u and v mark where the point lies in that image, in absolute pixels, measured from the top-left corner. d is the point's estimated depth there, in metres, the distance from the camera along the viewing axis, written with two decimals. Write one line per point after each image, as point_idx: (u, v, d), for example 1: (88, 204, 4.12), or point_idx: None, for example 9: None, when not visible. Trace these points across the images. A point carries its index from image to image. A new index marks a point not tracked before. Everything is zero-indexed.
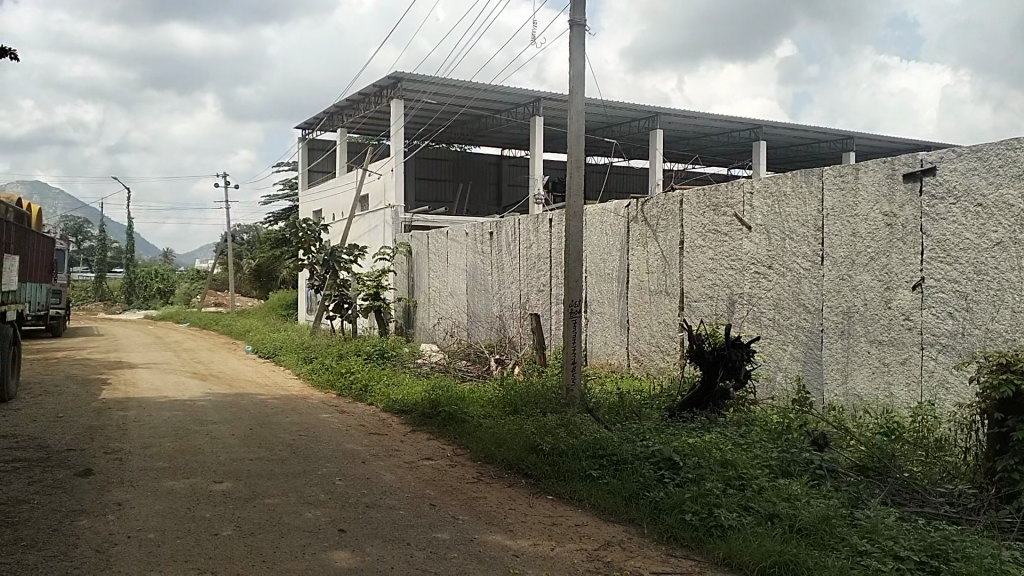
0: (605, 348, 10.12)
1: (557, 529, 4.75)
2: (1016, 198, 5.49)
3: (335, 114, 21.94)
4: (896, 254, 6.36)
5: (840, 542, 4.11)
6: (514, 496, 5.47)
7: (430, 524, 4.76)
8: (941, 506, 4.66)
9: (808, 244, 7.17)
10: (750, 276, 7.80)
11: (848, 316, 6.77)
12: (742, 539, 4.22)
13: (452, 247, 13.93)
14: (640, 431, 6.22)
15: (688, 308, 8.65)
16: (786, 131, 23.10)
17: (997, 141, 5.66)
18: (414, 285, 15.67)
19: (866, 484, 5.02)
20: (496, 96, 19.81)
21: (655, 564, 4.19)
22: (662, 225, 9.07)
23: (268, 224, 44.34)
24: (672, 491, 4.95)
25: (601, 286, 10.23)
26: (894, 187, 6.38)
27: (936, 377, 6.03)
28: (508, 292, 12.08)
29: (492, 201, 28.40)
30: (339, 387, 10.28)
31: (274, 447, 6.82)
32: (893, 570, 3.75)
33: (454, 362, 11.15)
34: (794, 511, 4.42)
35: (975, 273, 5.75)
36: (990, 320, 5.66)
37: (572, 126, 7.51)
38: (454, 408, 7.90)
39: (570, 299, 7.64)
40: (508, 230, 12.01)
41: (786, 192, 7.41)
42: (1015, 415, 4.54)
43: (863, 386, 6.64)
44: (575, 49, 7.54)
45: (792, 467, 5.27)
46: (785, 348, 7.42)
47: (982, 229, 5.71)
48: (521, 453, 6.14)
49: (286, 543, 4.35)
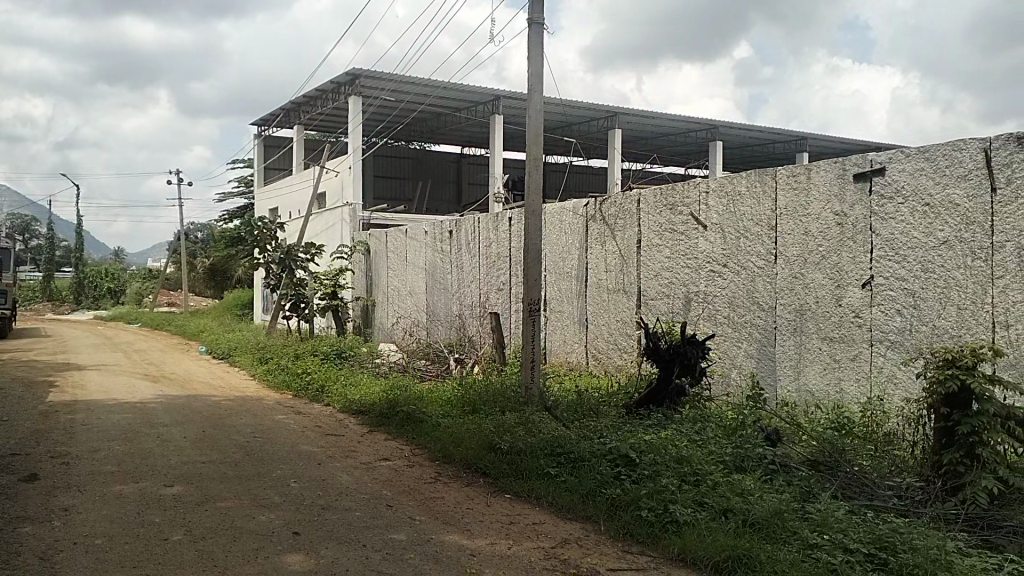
0: (564, 346, 10.15)
1: (514, 528, 4.74)
2: (962, 198, 5.64)
3: (292, 110, 21.64)
4: (847, 253, 6.49)
5: (792, 535, 4.18)
6: (471, 495, 5.45)
7: (387, 526, 4.72)
8: (889, 499, 4.76)
9: (762, 243, 7.28)
10: (705, 274, 7.91)
11: (800, 313, 6.89)
12: (695, 534, 4.27)
13: (411, 245, 13.84)
14: (598, 428, 6.25)
15: (645, 306, 8.72)
16: (741, 132, 23.47)
17: (943, 142, 5.81)
18: (372, 284, 15.54)
19: (817, 478, 5.11)
20: (456, 94, 19.74)
21: (611, 560, 4.21)
22: (620, 224, 9.13)
23: (223, 223, 43.62)
24: (628, 488, 4.97)
25: (560, 284, 10.26)
26: (845, 187, 6.51)
27: (885, 372, 6.17)
28: (467, 291, 12.05)
29: (451, 200, 28.41)
30: (296, 387, 10.13)
31: (227, 449, 6.68)
32: (843, 562, 3.82)
33: (413, 362, 11.09)
34: (746, 506, 4.47)
35: (921, 271, 5.90)
36: (936, 317, 5.81)
37: (530, 125, 7.51)
38: (412, 408, 7.84)
39: (529, 298, 7.65)
40: (467, 229, 11.98)
41: (741, 191, 7.50)
42: (960, 410, 4.67)
43: (814, 382, 6.77)
44: (533, 49, 7.54)
45: (746, 462, 5.35)
46: (740, 345, 7.53)
47: (929, 229, 5.85)
48: (479, 452, 6.11)
49: (238, 547, 4.27)
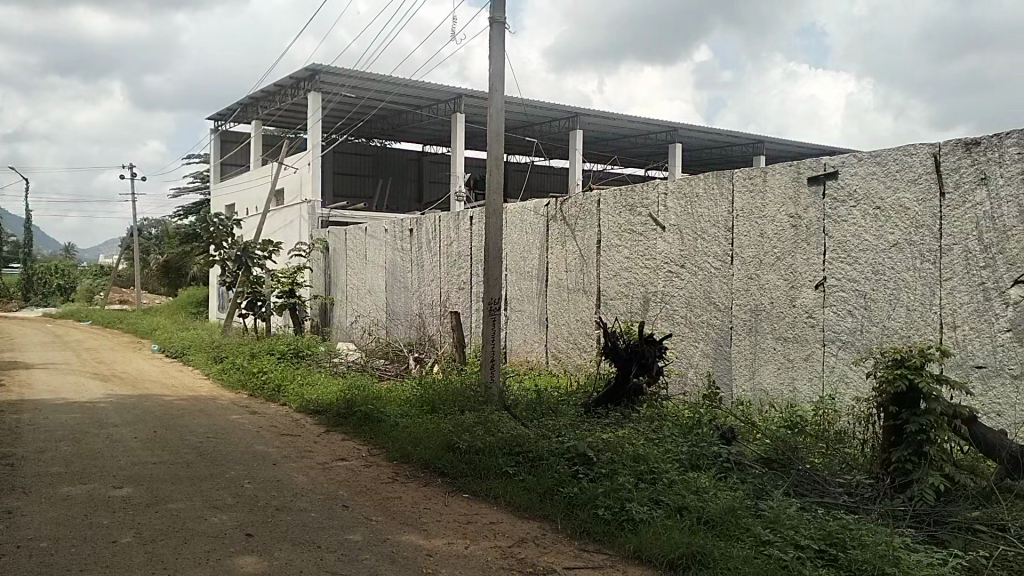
0: (525, 346, 10.16)
1: (471, 527, 4.73)
2: (911, 202, 5.78)
3: (250, 105, 21.29)
4: (800, 254, 6.61)
5: (745, 532, 4.23)
6: (429, 494, 5.42)
7: (342, 526, 4.67)
8: (840, 496, 4.86)
9: (719, 244, 7.37)
10: (663, 275, 7.99)
11: (756, 313, 6.99)
12: (651, 532, 4.30)
13: (371, 243, 13.72)
14: (556, 427, 6.26)
15: (604, 306, 8.78)
16: (700, 134, 23.75)
17: (894, 147, 5.95)
18: (331, 283, 15.37)
19: (770, 475, 5.19)
20: (417, 92, 19.63)
21: (567, 559, 4.22)
22: (580, 223, 9.16)
23: (178, 219, 42.77)
24: (585, 487, 5.00)
25: (521, 284, 10.26)
26: (799, 190, 6.63)
27: (836, 372, 6.30)
28: (428, 290, 11.99)
29: (412, 198, 28.26)
30: (251, 387, 9.97)
31: (179, 450, 6.54)
32: (794, 558, 3.89)
33: (372, 361, 11.00)
34: (701, 503, 4.52)
35: (872, 273, 6.04)
36: (886, 318, 5.95)
37: (490, 124, 7.50)
38: (370, 408, 7.77)
39: (489, 297, 7.64)
40: (428, 227, 11.92)
41: (699, 193, 7.59)
42: (908, 408, 4.78)
43: (768, 381, 6.88)
44: (494, 47, 7.53)
45: (701, 461, 5.42)
46: (696, 345, 7.62)
47: (880, 231, 5.99)
48: (437, 452, 6.08)
49: (189, 549, 4.19)
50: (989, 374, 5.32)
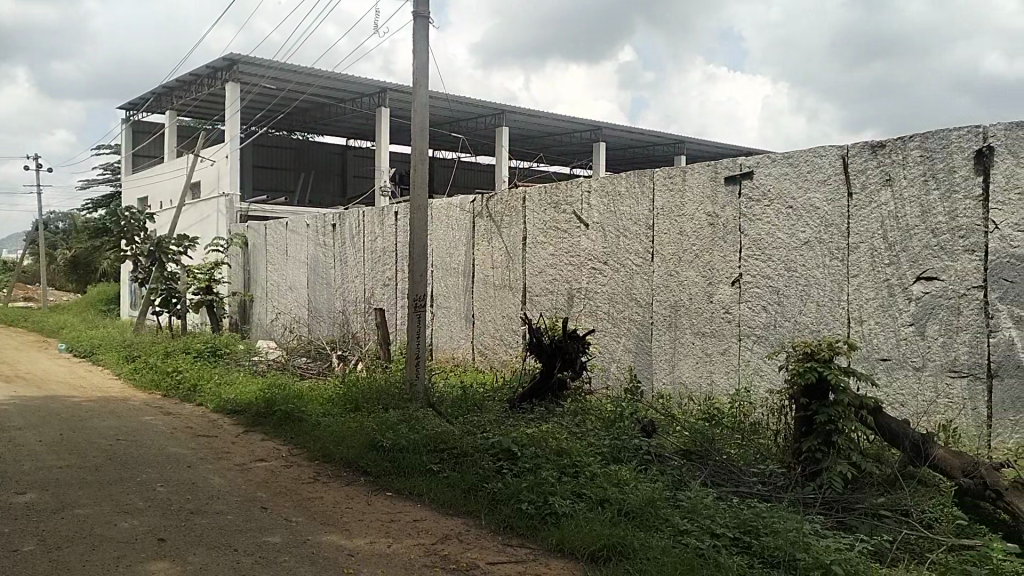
0: (450, 342, 10.12)
1: (395, 526, 4.69)
2: (821, 202, 6.02)
3: (165, 95, 20.51)
4: (718, 252, 6.79)
5: (664, 522, 4.33)
6: (351, 494, 5.34)
7: (261, 529, 4.55)
8: (754, 485, 5.02)
9: (640, 241, 7.51)
10: (587, 271, 8.09)
11: (675, 309, 7.15)
12: (573, 525, 4.35)
13: (292, 239, 13.42)
14: (480, 423, 6.27)
15: (530, 302, 8.84)
16: (624, 134, 24.13)
17: (805, 149, 6.18)
18: (250, 279, 14.97)
19: (688, 466, 5.33)
20: (340, 85, 19.29)
21: (491, 554, 4.23)
22: (506, 220, 9.19)
23: (87, 212, 40.85)
24: (509, 482, 5.01)
25: (447, 280, 10.22)
26: (717, 189, 6.81)
27: (751, 365, 6.51)
28: (351, 287, 11.81)
29: (335, 193, 27.79)
30: (165, 387, 9.62)
31: (87, 453, 6.26)
32: (710, 546, 4.00)
33: (292, 360, 10.76)
34: (622, 496, 4.60)
35: (785, 269, 6.26)
36: (798, 312, 6.18)
37: (414, 119, 7.43)
38: (291, 407, 7.60)
39: (414, 294, 7.57)
40: (351, 223, 11.74)
41: (621, 191, 7.71)
42: (817, 399, 4.98)
43: (687, 375, 7.05)
44: (418, 42, 7.46)
45: (622, 453, 5.52)
46: (618, 340, 7.75)
47: (792, 230, 6.21)
48: (360, 450, 6.00)
49: (97, 556, 4.01)
50: (893, 366, 5.60)
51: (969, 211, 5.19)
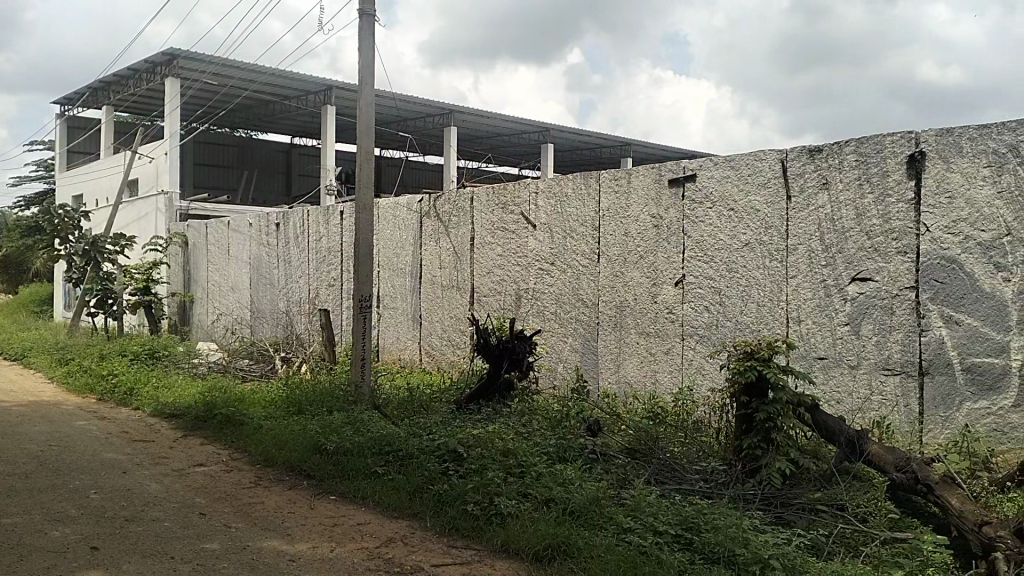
0: (397, 343, 10.04)
1: (338, 530, 4.62)
2: (761, 205, 6.15)
3: (101, 89, 19.88)
4: (661, 253, 6.89)
5: (608, 521, 4.37)
6: (293, 498, 5.25)
7: (199, 535, 4.44)
8: (696, 483, 5.10)
9: (586, 242, 7.57)
10: (534, 272, 8.11)
11: (620, 309, 7.23)
12: (518, 525, 4.35)
13: (235, 238, 13.14)
14: (426, 425, 6.22)
15: (477, 303, 8.83)
16: (571, 136, 24.28)
17: (746, 152, 6.30)
18: (191, 279, 14.62)
19: (632, 465, 5.39)
20: (285, 82, 18.96)
21: (435, 556, 4.21)
22: (454, 220, 9.16)
23: (19, 209, 39.38)
24: (454, 483, 4.98)
25: (393, 281, 10.13)
26: (661, 191, 6.90)
27: (693, 364, 6.62)
28: (295, 287, 11.62)
29: (280, 192, 27.34)
30: (100, 391, 9.32)
31: (14, 460, 6.01)
32: (653, 543, 4.05)
33: (234, 362, 10.54)
34: (567, 495, 4.63)
35: (727, 271, 6.38)
36: (739, 313, 6.30)
37: (360, 118, 7.34)
38: (232, 409, 7.43)
39: (359, 295, 7.49)
40: (296, 222, 11.55)
41: (568, 192, 7.76)
42: (757, 398, 5.08)
43: (632, 374, 7.13)
44: (364, 40, 7.38)
45: (568, 453, 5.55)
46: (565, 340, 7.79)
47: (734, 232, 6.33)
48: (303, 454, 5.90)
49: (25, 566, 3.86)
50: (829, 365, 5.76)
51: (902, 214, 5.37)
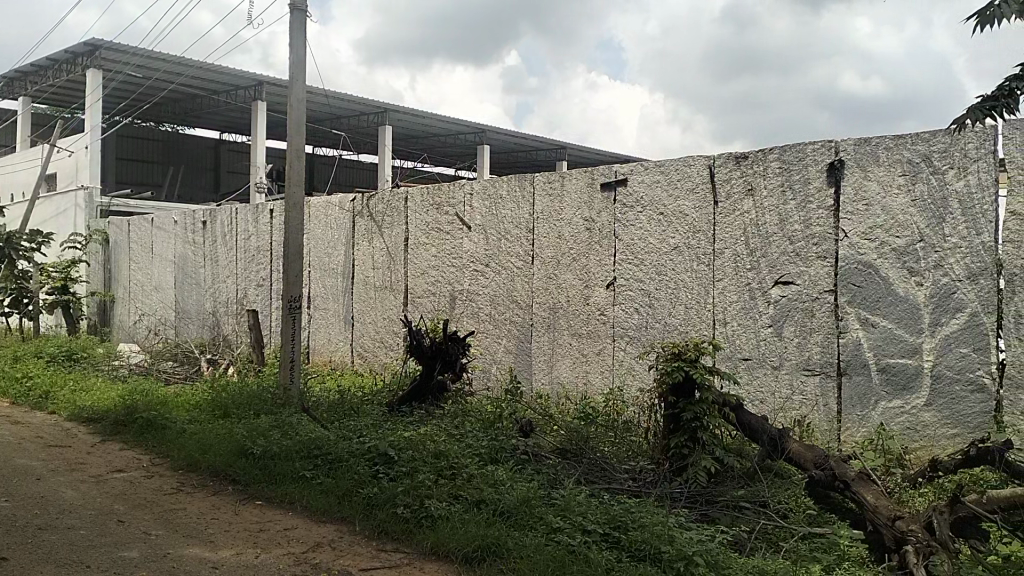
0: (328, 344, 9.89)
1: (263, 535, 4.53)
2: (690, 209, 6.29)
3: (17, 79, 19.00)
4: (594, 256, 6.98)
5: (538, 521, 4.40)
6: (217, 504, 5.12)
7: (117, 543, 4.30)
8: (625, 481, 5.19)
9: (520, 244, 7.61)
10: (469, 273, 8.12)
11: (553, 310, 7.29)
12: (448, 527, 4.34)
13: (159, 236, 12.74)
14: (357, 428, 6.14)
15: (411, 304, 8.78)
16: (508, 137, 24.33)
17: (676, 158, 6.43)
18: (112, 278, 14.12)
19: (563, 465, 5.44)
20: (214, 76, 18.48)
21: (364, 560, 4.16)
22: (387, 220, 9.08)
23: None
24: (385, 486, 4.93)
25: (324, 281, 9.97)
26: (593, 195, 6.99)
27: (624, 365, 6.73)
28: (222, 287, 11.34)
29: (208, 188, 26.64)
30: (12, 395, 8.89)
31: None
32: (581, 542, 4.10)
33: (157, 364, 10.20)
34: (498, 496, 4.64)
35: (657, 274, 6.50)
36: (668, 315, 6.43)
37: (290, 115, 7.21)
38: (154, 413, 7.19)
39: (289, 296, 7.35)
40: (223, 220, 11.27)
41: (502, 194, 7.78)
42: (684, 398, 5.20)
43: (564, 375, 7.20)
44: (295, 36, 7.25)
45: (500, 454, 5.57)
46: (499, 341, 7.82)
47: (663, 235, 6.46)
48: (228, 458, 5.75)
49: None
50: (753, 365, 5.93)
51: (822, 220, 5.57)
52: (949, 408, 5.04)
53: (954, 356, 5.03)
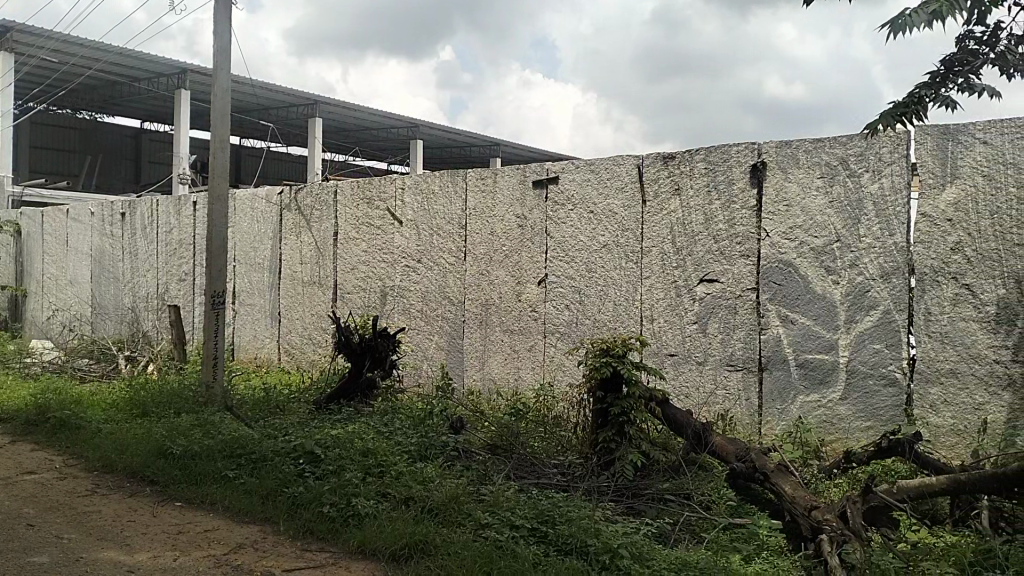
0: (254, 341, 9.66)
1: (182, 537, 4.40)
2: (619, 208, 6.39)
3: None
4: (526, 253, 7.02)
5: (466, 517, 4.40)
6: (134, 506, 4.94)
7: (25, 549, 4.10)
8: (554, 476, 5.24)
9: (452, 240, 7.59)
10: (400, 269, 8.05)
11: (485, 307, 7.29)
12: (375, 525, 4.30)
13: (74, 228, 12.22)
14: (283, 426, 6.02)
15: (339, 300, 8.65)
16: (441, 133, 24.20)
17: (605, 157, 6.51)
18: (23, 272, 13.47)
19: (493, 460, 5.46)
20: (135, 63, 17.80)
21: (288, 561, 4.09)
22: (316, 215, 8.93)
23: None
24: (311, 485, 4.85)
25: (251, 276, 9.73)
26: (525, 192, 7.02)
27: (555, 361, 6.79)
28: (142, 282, 10.94)
29: (128, 179, 25.67)
30: None
31: None
32: (509, 537, 4.13)
33: (72, 361, 9.78)
34: (426, 493, 4.62)
35: (587, 271, 6.57)
36: (597, 312, 6.52)
37: (214, 104, 7.01)
38: (67, 412, 6.89)
39: (212, 291, 7.14)
40: (143, 212, 10.87)
41: (434, 189, 7.75)
42: (612, 392, 5.28)
43: (496, 372, 7.22)
44: (220, 23, 7.05)
45: (429, 451, 5.55)
46: (430, 338, 7.78)
47: (593, 233, 6.54)
48: (146, 459, 5.56)
49: None
50: (679, 361, 6.06)
51: (746, 220, 5.73)
52: (862, 401, 5.26)
53: (868, 352, 5.25)
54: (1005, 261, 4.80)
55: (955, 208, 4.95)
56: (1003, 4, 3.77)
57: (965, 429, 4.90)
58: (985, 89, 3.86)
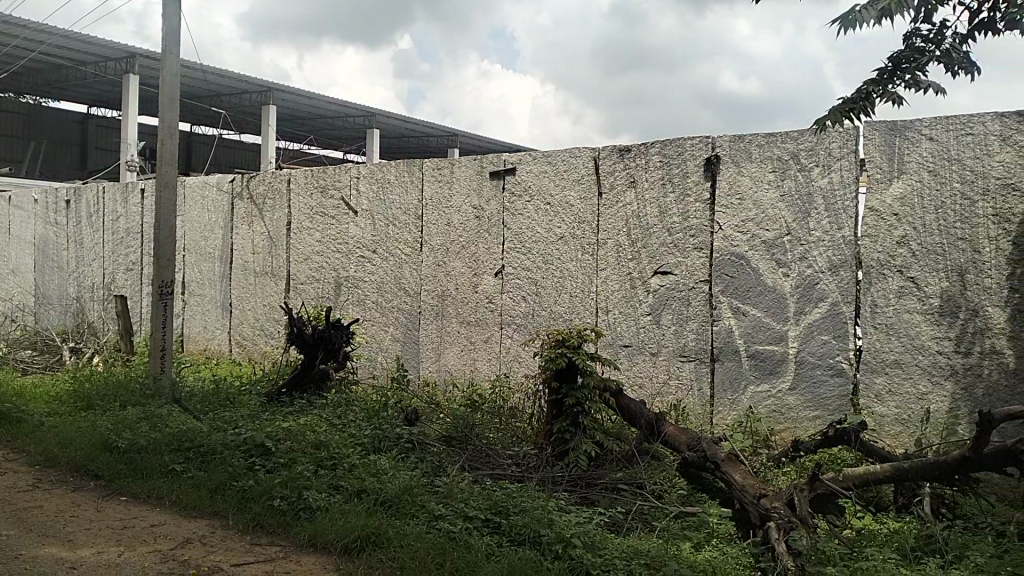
0: (204, 333, 9.47)
1: (127, 533, 4.29)
2: (575, 200, 6.41)
3: None
4: (482, 244, 7.00)
5: (420, 508, 4.38)
6: (77, 501, 4.81)
7: None
8: (509, 467, 5.25)
9: (409, 230, 7.53)
10: (355, 260, 7.96)
11: (441, 298, 7.26)
12: (327, 518, 4.25)
13: (16, 215, 11.83)
14: (233, 418, 5.92)
15: (293, 291, 8.53)
16: (398, 122, 23.95)
17: (562, 148, 6.52)
18: None
19: (447, 452, 5.44)
20: (81, 45, 17.27)
21: (237, 555, 4.02)
22: (269, 204, 8.77)
23: None
24: (262, 478, 4.78)
25: (201, 266, 9.53)
26: (482, 183, 6.99)
27: (511, 353, 6.79)
28: (88, 271, 10.65)
29: (73, 166, 24.94)
30: None
31: None
32: (462, 529, 4.12)
33: (13, 353, 9.48)
34: (379, 485, 4.58)
35: (543, 262, 6.58)
36: (552, 303, 6.53)
37: (162, 89, 6.82)
38: (7, 405, 6.68)
39: (160, 280, 6.97)
40: (89, 200, 10.57)
41: (390, 179, 7.67)
42: (568, 383, 5.31)
43: (452, 363, 7.19)
44: (169, 6, 6.87)
45: (383, 443, 5.51)
46: (386, 330, 7.72)
47: (549, 225, 6.55)
48: (91, 453, 5.41)
49: None
50: (633, 352, 6.11)
51: (699, 213, 5.79)
52: (811, 391, 5.37)
53: (816, 343, 5.36)
54: (947, 255, 4.93)
55: (901, 202, 5.08)
56: (948, 3, 3.85)
57: (909, 418, 5.04)
58: (931, 86, 3.96)
